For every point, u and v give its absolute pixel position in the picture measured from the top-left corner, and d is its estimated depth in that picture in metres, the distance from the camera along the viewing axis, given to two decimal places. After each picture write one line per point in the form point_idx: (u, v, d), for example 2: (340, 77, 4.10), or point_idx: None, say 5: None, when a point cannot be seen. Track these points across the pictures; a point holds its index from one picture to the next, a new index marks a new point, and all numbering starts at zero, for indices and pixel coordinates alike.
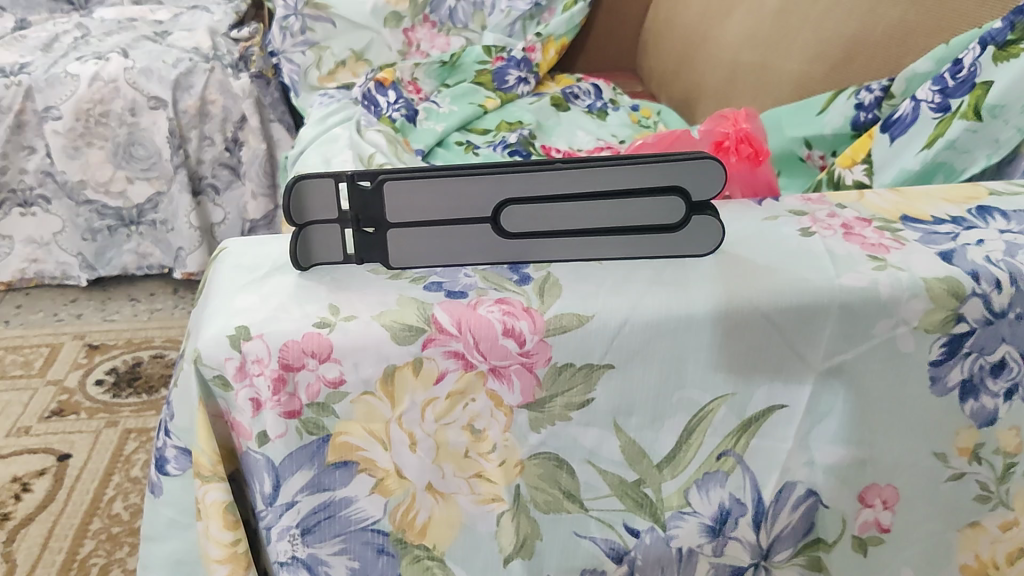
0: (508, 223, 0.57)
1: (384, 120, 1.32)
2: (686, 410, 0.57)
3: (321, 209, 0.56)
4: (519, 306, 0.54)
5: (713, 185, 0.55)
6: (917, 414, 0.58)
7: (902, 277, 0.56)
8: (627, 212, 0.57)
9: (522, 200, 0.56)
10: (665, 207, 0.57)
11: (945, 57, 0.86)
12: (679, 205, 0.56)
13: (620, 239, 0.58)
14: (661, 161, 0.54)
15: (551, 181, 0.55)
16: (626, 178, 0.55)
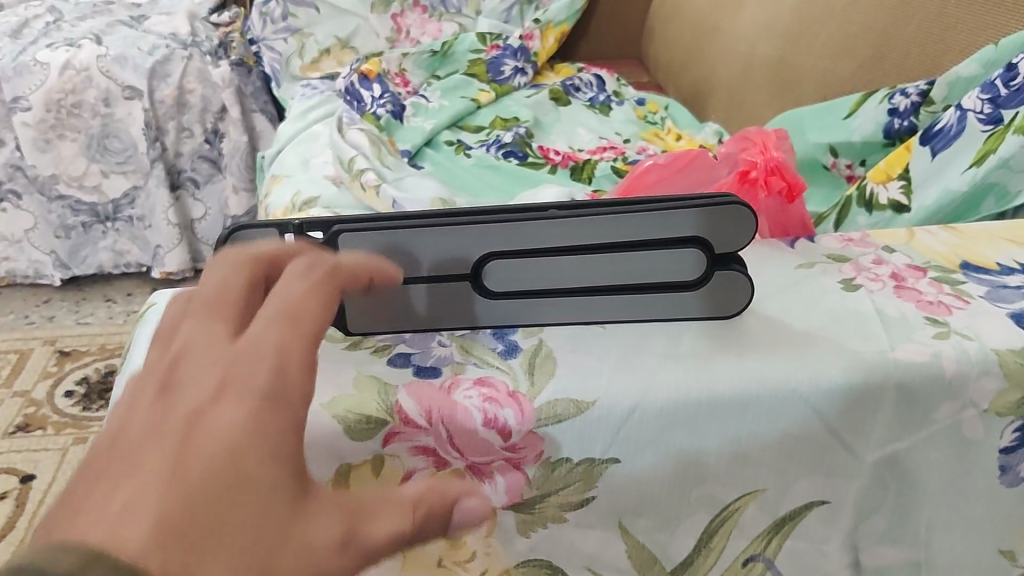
0: (495, 281, 0.47)
1: (368, 117, 1.20)
2: (706, 509, 0.47)
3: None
4: (505, 390, 0.44)
5: (746, 237, 0.46)
6: (983, 509, 0.48)
7: (969, 348, 0.46)
8: (640, 272, 0.46)
9: (509, 253, 0.46)
10: (686, 266, 0.46)
11: (994, 60, 0.74)
12: (704, 261, 0.46)
13: (627, 300, 0.48)
14: (678, 207, 0.45)
15: (542, 233, 0.45)
16: (637, 229, 0.45)
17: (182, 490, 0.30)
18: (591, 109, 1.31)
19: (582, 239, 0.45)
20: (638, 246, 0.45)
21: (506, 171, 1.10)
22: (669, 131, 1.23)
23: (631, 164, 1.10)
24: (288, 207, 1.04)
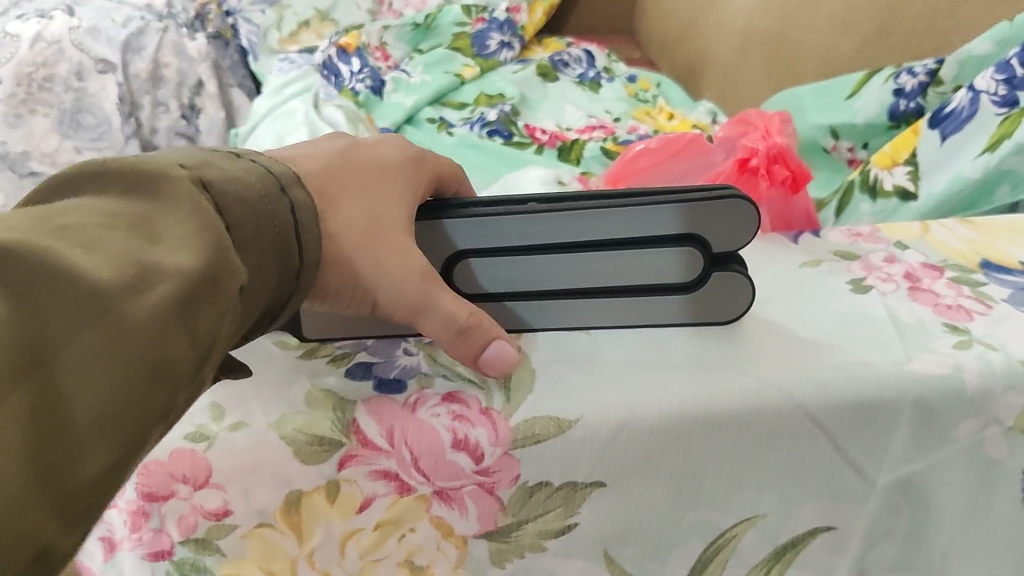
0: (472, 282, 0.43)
1: (346, 92, 1.16)
2: (700, 535, 0.43)
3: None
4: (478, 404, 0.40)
5: (744, 231, 0.40)
6: (1006, 537, 0.43)
7: (994, 360, 0.41)
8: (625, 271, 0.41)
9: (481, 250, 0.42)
10: (673, 265, 0.41)
11: (1009, 37, 0.69)
12: (694, 257, 0.41)
13: (619, 302, 0.43)
14: (668, 202, 0.39)
15: (519, 228, 0.41)
16: (620, 225, 0.40)
17: (347, 168, 0.39)
18: (580, 86, 1.25)
19: (558, 234, 0.40)
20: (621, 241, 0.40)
21: (491, 151, 1.04)
22: (661, 110, 1.18)
23: (622, 144, 1.04)
24: None
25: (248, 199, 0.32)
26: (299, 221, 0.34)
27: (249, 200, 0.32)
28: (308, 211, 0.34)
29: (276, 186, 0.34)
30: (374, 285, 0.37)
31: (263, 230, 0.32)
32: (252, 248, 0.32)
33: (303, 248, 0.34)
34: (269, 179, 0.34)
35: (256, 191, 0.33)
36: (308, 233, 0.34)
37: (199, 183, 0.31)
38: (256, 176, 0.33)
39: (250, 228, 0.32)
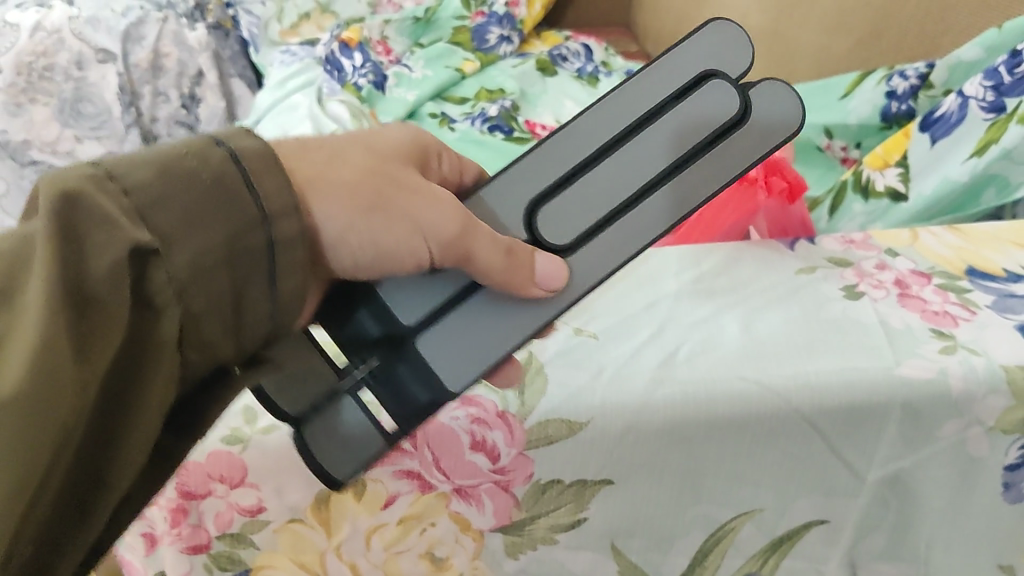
0: (595, 259, 0.39)
1: (349, 88, 1.18)
2: (702, 528, 0.46)
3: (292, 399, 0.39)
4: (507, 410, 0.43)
5: (750, 71, 0.38)
6: (984, 526, 0.47)
7: (976, 365, 0.44)
8: (713, 174, 0.38)
9: (569, 224, 0.39)
10: (745, 144, 0.38)
11: (998, 45, 0.71)
12: (752, 124, 0.38)
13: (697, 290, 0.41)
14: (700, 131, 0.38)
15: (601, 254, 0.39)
16: (661, 138, 0.38)
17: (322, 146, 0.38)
18: (578, 80, 1.27)
19: (618, 173, 0.38)
20: (677, 153, 0.38)
21: (492, 146, 1.06)
22: None
23: None
24: None
25: (168, 178, 0.31)
26: (241, 180, 0.32)
27: (161, 181, 0.31)
28: (252, 164, 0.33)
29: (212, 155, 0.32)
30: (401, 231, 0.37)
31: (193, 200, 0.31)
32: (183, 225, 0.31)
33: (254, 205, 0.32)
34: (205, 148, 0.32)
35: (177, 168, 0.31)
36: (262, 183, 0.33)
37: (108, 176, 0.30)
38: (176, 151, 0.32)
39: (160, 214, 0.30)
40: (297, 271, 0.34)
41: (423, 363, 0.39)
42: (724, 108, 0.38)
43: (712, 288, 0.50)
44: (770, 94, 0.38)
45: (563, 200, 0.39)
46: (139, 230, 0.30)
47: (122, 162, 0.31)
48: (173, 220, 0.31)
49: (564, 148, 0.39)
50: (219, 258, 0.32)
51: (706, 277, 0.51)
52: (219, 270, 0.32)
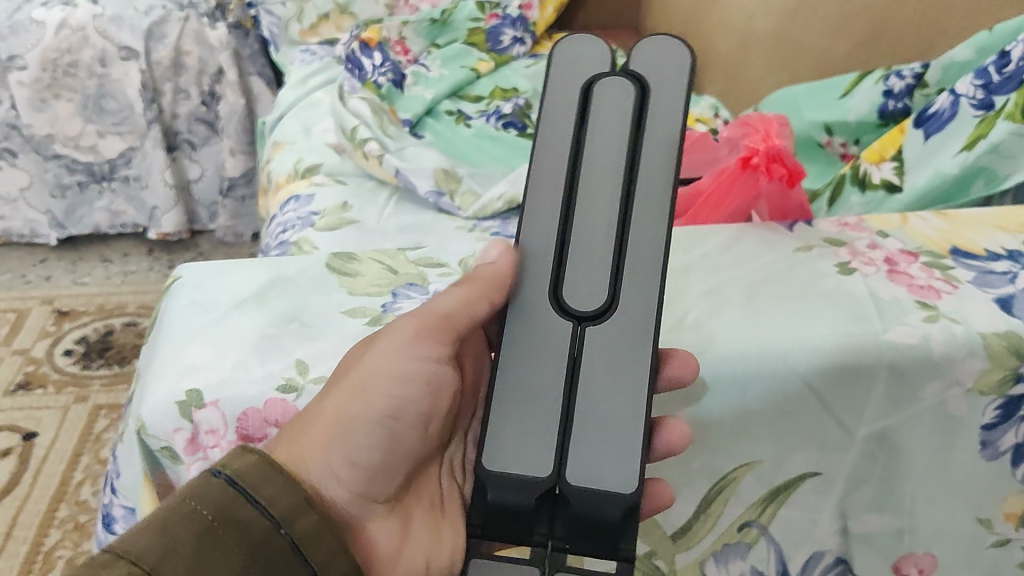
0: (646, 292, 0.42)
1: (369, 86, 1.21)
2: (707, 477, 0.51)
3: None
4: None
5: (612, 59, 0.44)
6: (962, 481, 0.51)
7: (956, 332, 0.48)
8: (664, 130, 0.43)
9: (581, 285, 0.42)
10: (668, 94, 0.43)
11: (987, 46, 0.74)
12: (650, 84, 0.43)
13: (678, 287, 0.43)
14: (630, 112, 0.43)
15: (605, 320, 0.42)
16: (603, 145, 0.43)
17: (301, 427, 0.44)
18: None
19: (600, 215, 0.42)
20: (623, 146, 0.42)
21: (506, 143, 1.11)
22: None
23: None
24: (289, 174, 1.10)
25: (170, 533, 0.35)
26: (246, 497, 0.37)
27: (162, 536, 0.35)
28: (249, 477, 0.38)
29: (213, 488, 0.37)
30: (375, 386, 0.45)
31: (198, 542, 0.36)
32: (192, 567, 0.35)
33: (265, 514, 0.38)
34: (203, 485, 0.37)
35: (172, 522, 0.36)
36: (263, 493, 0.38)
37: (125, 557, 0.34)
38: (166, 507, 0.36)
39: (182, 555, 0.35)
40: (325, 534, 0.39)
41: (604, 492, 0.41)
42: (623, 92, 0.43)
43: (718, 263, 0.55)
44: (642, 62, 0.43)
45: (571, 273, 0.42)
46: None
47: (123, 542, 0.35)
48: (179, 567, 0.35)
49: (537, 254, 0.43)
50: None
51: (712, 254, 0.56)
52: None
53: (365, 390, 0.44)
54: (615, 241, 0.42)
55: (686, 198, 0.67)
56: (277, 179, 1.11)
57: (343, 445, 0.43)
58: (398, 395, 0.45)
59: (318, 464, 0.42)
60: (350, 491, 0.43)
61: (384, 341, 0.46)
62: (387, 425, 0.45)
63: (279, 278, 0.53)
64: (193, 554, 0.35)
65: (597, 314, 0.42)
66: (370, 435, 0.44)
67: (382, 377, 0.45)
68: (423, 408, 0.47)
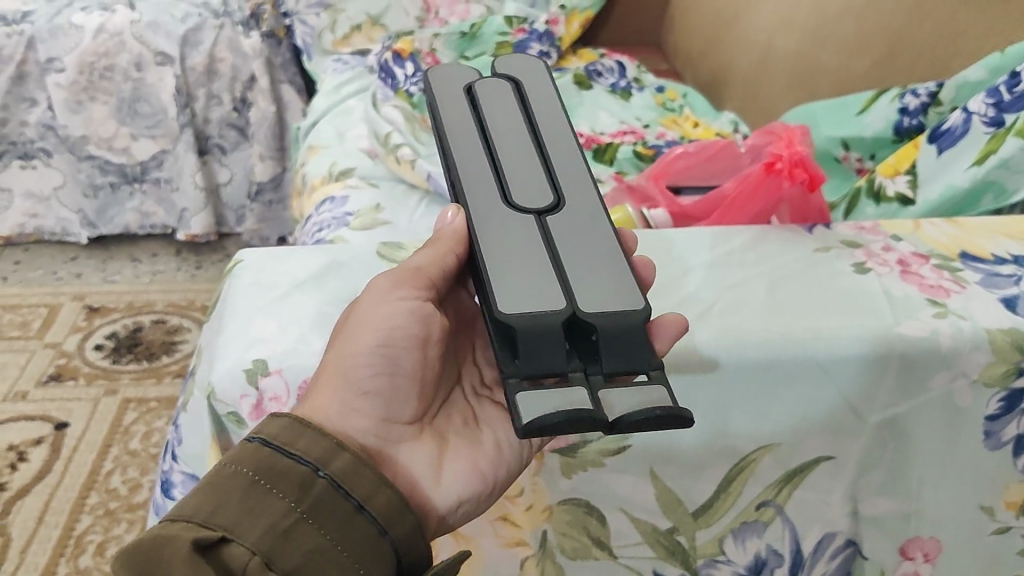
0: (585, 203, 0.48)
1: (401, 94, 1.24)
2: (727, 459, 0.54)
3: (570, 405, 0.39)
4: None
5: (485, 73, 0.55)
6: (966, 467, 0.55)
7: (964, 327, 0.52)
8: (545, 104, 0.53)
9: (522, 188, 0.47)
10: (534, 85, 0.55)
11: (999, 66, 0.78)
12: (520, 85, 0.54)
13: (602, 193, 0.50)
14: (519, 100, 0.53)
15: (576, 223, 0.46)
16: (506, 119, 0.51)
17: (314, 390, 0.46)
18: (612, 94, 1.35)
19: (519, 152, 0.49)
20: (520, 117, 0.52)
21: None
22: (688, 118, 1.28)
23: (651, 148, 1.14)
24: (324, 176, 1.14)
25: (219, 492, 0.39)
26: (281, 453, 0.40)
27: (211, 498, 0.38)
28: (281, 436, 0.41)
29: (248, 451, 0.40)
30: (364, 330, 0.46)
31: (245, 496, 0.38)
32: (245, 517, 0.38)
33: (302, 462, 0.40)
34: (238, 451, 0.40)
35: (220, 480, 0.39)
36: (297, 445, 0.41)
37: (189, 521, 0.37)
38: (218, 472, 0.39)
39: (233, 516, 0.38)
40: (361, 470, 0.41)
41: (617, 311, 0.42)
42: (501, 87, 0.54)
43: (742, 260, 0.59)
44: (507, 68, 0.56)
45: (514, 185, 0.47)
46: (205, 532, 0.37)
47: (181, 510, 0.38)
48: (232, 519, 0.38)
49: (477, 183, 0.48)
50: (297, 517, 0.39)
51: (736, 251, 0.60)
52: (299, 525, 0.38)
53: (352, 340, 0.46)
54: (541, 163, 0.49)
55: (709, 200, 0.72)
56: (312, 181, 1.15)
57: (346, 388, 0.45)
58: (384, 329, 0.46)
59: (329, 412, 0.44)
60: (371, 429, 0.45)
61: (362, 302, 0.48)
62: (384, 358, 0.46)
63: (333, 263, 0.58)
64: (242, 505, 0.38)
65: (550, 209, 0.47)
66: (371, 374, 0.46)
67: (366, 324, 0.46)
68: (417, 333, 0.47)
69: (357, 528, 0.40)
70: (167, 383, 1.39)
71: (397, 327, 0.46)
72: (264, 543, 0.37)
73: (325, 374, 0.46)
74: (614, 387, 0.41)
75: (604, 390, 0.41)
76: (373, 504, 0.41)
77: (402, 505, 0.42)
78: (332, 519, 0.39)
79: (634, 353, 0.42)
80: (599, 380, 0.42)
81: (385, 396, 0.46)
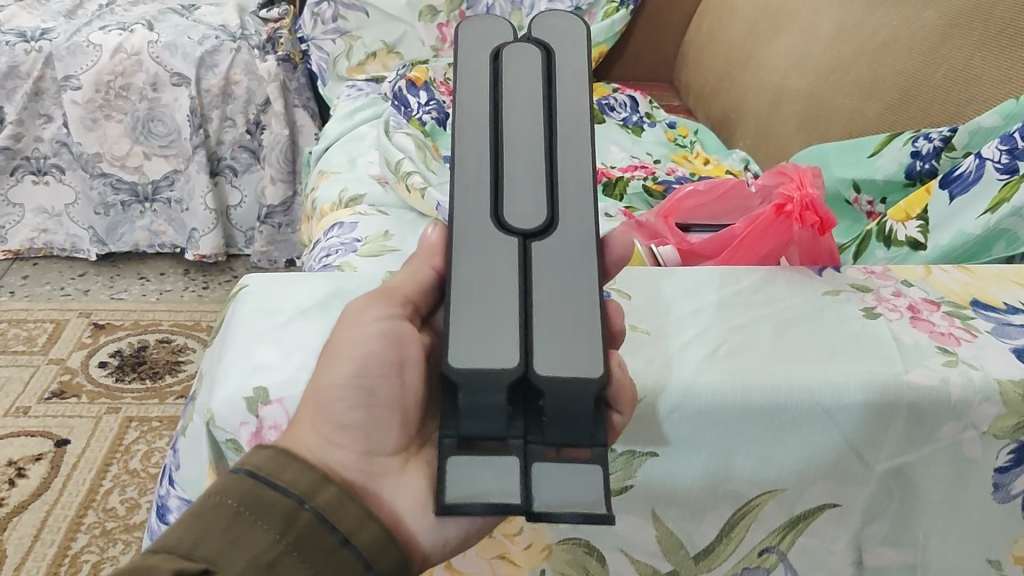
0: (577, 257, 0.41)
1: (414, 123, 1.23)
2: (730, 503, 0.54)
3: (498, 494, 0.40)
4: None
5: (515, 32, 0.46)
6: (974, 519, 0.54)
7: (975, 377, 0.51)
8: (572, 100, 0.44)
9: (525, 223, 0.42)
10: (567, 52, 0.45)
11: (1014, 113, 0.77)
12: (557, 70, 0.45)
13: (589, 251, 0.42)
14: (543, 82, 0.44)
15: (554, 265, 0.41)
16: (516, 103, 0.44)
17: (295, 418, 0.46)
18: (624, 129, 1.36)
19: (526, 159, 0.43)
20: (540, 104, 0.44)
21: None
22: (699, 156, 1.28)
23: (661, 184, 1.14)
24: (334, 202, 1.14)
25: (203, 524, 0.38)
26: (266, 484, 0.40)
27: (193, 528, 0.38)
28: (266, 467, 0.40)
29: (232, 482, 0.39)
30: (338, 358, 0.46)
31: (230, 527, 0.38)
32: (227, 548, 0.38)
33: (288, 494, 0.40)
34: (221, 481, 0.40)
35: (204, 511, 0.38)
36: (283, 476, 0.40)
37: (168, 552, 0.37)
38: (206, 504, 0.39)
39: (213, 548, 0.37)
40: (347, 503, 0.41)
41: (572, 377, 0.39)
42: (528, 55, 0.45)
43: (751, 301, 0.58)
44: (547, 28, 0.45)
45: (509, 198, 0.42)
46: (187, 563, 0.36)
47: (161, 539, 0.38)
48: (215, 548, 0.37)
49: (464, 200, 0.42)
50: (283, 548, 0.38)
51: (745, 292, 0.59)
52: (283, 557, 0.38)
53: (330, 370, 0.46)
54: (544, 181, 0.42)
55: (718, 240, 0.71)
56: (322, 207, 1.15)
57: (324, 421, 0.44)
58: (358, 358, 0.45)
59: (311, 444, 0.44)
60: (353, 463, 0.44)
61: (346, 318, 0.48)
62: (360, 390, 0.45)
63: (338, 291, 0.57)
64: (225, 537, 0.38)
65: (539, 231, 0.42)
66: (349, 408, 0.45)
67: (345, 347, 0.46)
68: (390, 358, 0.46)
69: (339, 562, 0.39)
70: (170, 403, 1.38)
71: (372, 355, 0.46)
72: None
73: (306, 412, 0.45)
74: (550, 463, 0.41)
75: (541, 465, 0.41)
76: (358, 538, 0.40)
77: (387, 539, 0.41)
78: (316, 552, 0.39)
79: (583, 426, 0.40)
80: (539, 450, 0.41)
81: (364, 428, 0.45)
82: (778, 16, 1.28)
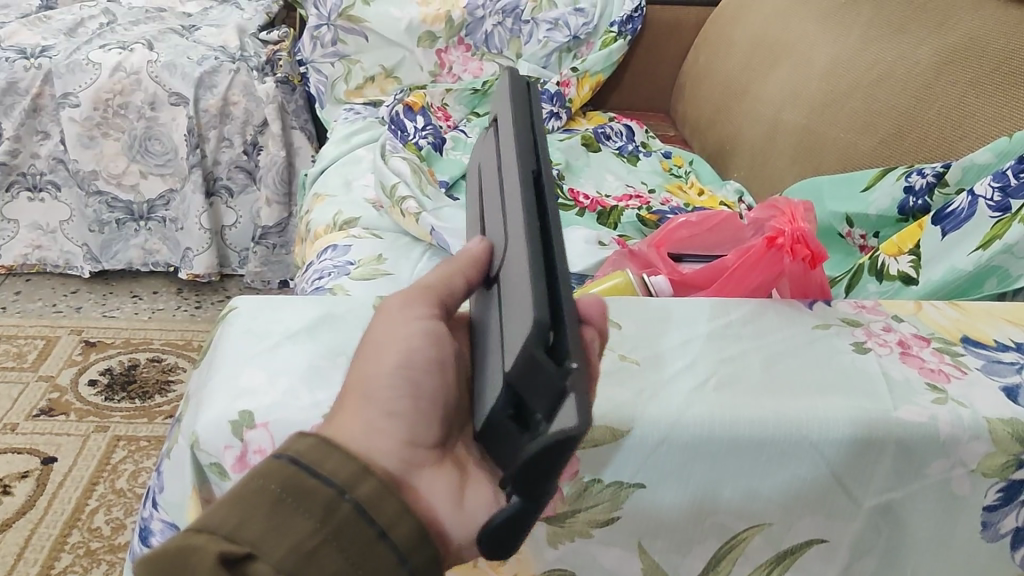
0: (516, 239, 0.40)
1: (410, 147, 1.23)
2: (717, 536, 0.54)
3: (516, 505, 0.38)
4: None
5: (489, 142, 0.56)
6: (959, 555, 0.54)
7: (963, 415, 0.51)
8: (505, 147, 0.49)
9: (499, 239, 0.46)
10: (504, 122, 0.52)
11: (1007, 151, 0.78)
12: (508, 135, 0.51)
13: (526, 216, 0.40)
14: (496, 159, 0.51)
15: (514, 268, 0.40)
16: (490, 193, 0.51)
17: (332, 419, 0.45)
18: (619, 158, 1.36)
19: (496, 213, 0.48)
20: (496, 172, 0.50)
21: None
22: (693, 187, 1.28)
23: (655, 214, 1.14)
24: (329, 225, 1.14)
25: (243, 507, 0.37)
26: (307, 472, 0.38)
27: (236, 512, 0.37)
28: (309, 455, 0.39)
29: (274, 468, 0.38)
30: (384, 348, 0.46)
31: (270, 513, 0.37)
32: (269, 534, 0.37)
33: (328, 483, 0.38)
34: (265, 466, 0.39)
35: (245, 495, 0.37)
36: (325, 465, 0.39)
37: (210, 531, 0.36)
38: (249, 485, 0.38)
39: (255, 529, 0.37)
40: (387, 497, 0.39)
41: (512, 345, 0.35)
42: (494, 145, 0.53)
43: (740, 333, 0.58)
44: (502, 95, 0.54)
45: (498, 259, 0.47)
46: (231, 546, 0.36)
47: (204, 519, 0.37)
48: (256, 534, 0.36)
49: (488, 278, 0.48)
50: (321, 538, 0.37)
51: (734, 324, 0.59)
52: (323, 547, 0.37)
53: (378, 357, 0.45)
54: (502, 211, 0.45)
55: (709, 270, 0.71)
56: (316, 229, 1.15)
57: (373, 407, 0.43)
58: (406, 349, 0.46)
59: (354, 431, 0.42)
60: (397, 452, 0.42)
61: (382, 317, 0.48)
62: (407, 380, 0.45)
63: (328, 315, 0.57)
64: (269, 521, 0.37)
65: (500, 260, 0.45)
66: (394, 394, 0.44)
67: (393, 342, 0.46)
68: (433, 356, 0.46)
69: (375, 555, 0.38)
70: (158, 423, 1.37)
71: (417, 350, 0.46)
72: (288, 565, 0.36)
73: (352, 398, 0.44)
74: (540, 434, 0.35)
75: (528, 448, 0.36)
76: (395, 532, 0.39)
77: (424, 538, 0.40)
78: (354, 543, 0.37)
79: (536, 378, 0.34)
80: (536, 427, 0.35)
81: (410, 419, 0.44)
82: (774, 50, 1.29)
